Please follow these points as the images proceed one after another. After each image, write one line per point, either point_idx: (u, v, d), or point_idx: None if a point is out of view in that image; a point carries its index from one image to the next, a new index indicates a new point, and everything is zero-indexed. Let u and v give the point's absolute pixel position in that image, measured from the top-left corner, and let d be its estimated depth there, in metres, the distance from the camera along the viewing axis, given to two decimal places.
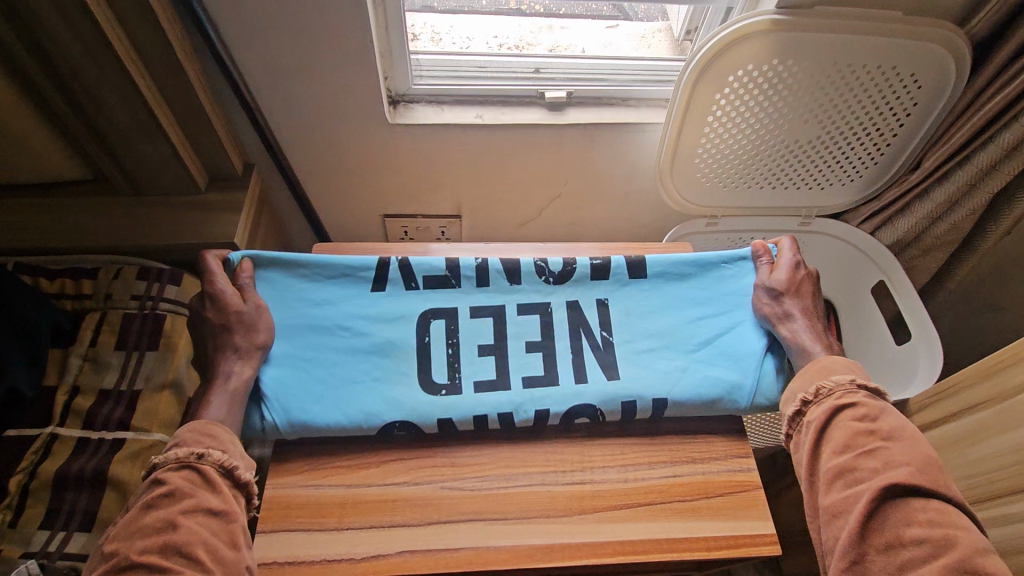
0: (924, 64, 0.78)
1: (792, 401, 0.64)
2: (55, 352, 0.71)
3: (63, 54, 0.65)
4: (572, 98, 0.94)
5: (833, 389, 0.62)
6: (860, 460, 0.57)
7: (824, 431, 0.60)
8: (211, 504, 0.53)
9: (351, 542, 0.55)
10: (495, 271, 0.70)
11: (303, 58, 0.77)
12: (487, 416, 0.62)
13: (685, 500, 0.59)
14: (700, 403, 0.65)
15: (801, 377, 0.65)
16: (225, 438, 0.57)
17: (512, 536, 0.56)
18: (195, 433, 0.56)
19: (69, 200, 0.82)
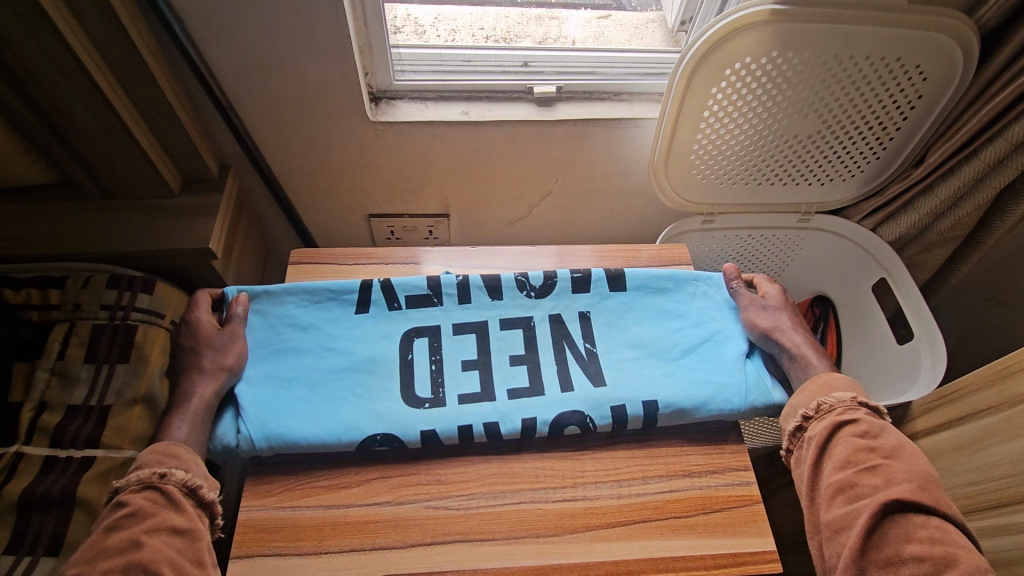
0: (930, 55, 0.75)
1: (792, 416, 0.62)
2: (21, 366, 0.68)
3: (16, 53, 0.61)
4: (562, 92, 0.90)
5: (834, 405, 0.60)
6: (861, 477, 0.55)
7: (825, 447, 0.59)
8: (175, 523, 0.50)
9: (331, 566, 0.53)
10: (476, 287, 0.68)
11: (278, 53, 0.74)
12: (474, 432, 0.59)
13: (682, 516, 0.57)
14: (687, 413, 0.62)
15: (800, 392, 0.63)
16: (188, 457, 0.54)
17: (501, 559, 0.53)
18: (157, 453, 0.54)
19: (38, 206, 0.78)
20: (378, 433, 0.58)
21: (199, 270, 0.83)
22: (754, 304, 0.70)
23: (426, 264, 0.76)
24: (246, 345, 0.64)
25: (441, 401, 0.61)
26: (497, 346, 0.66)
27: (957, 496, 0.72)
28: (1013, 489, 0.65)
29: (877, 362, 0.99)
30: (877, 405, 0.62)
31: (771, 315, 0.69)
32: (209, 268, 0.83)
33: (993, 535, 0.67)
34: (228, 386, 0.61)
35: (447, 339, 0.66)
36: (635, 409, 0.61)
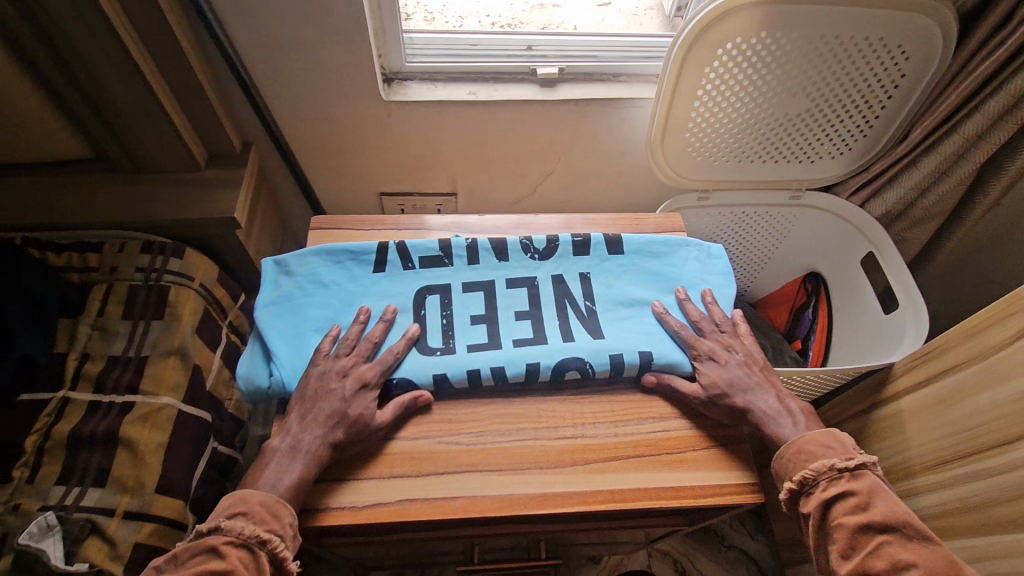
0: (911, 35, 0.79)
1: (781, 489, 0.59)
2: (65, 322, 0.74)
3: (61, 31, 0.66)
4: (564, 74, 0.95)
5: (816, 479, 0.56)
6: (870, 565, 0.51)
7: (823, 528, 0.55)
8: None
9: (354, 493, 0.58)
10: (484, 249, 0.74)
11: (299, 35, 0.79)
12: (482, 376, 0.64)
13: (672, 453, 0.62)
14: (680, 363, 0.67)
15: (781, 464, 0.60)
16: (288, 523, 0.53)
17: (507, 488, 0.58)
18: (264, 509, 0.52)
19: (78, 178, 0.84)
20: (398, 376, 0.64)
21: (224, 239, 0.89)
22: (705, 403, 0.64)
23: (434, 230, 0.81)
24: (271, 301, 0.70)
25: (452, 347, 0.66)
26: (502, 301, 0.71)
27: (937, 448, 0.76)
28: (983, 438, 0.70)
29: (865, 332, 1.03)
30: (858, 458, 0.57)
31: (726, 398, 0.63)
32: (233, 238, 0.89)
33: (965, 482, 0.71)
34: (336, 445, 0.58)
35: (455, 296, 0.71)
36: (632, 359, 0.66)
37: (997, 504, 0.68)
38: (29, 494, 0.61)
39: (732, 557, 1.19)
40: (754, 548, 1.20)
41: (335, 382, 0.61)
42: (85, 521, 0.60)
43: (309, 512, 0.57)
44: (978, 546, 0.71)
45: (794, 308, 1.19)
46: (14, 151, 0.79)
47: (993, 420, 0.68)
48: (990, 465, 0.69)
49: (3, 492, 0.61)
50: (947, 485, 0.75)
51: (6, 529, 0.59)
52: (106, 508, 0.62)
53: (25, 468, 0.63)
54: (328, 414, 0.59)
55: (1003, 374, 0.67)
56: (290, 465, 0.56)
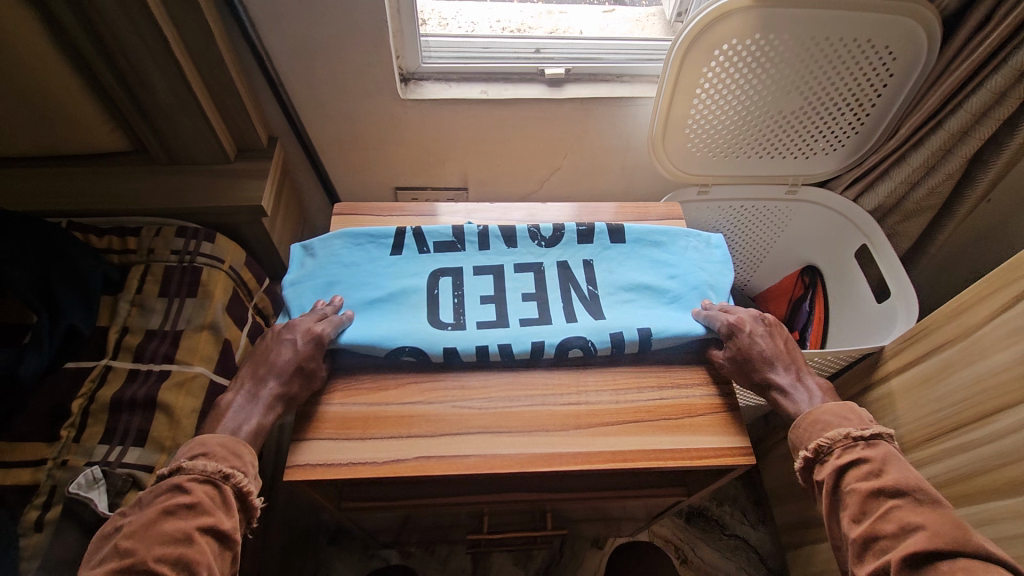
0: (898, 37, 0.84)
1: (797, 458, 0.61)
2: (106, 298, 0.81)
3: (113, 34, 0.73)
4: (570, 75, 1.01)
5: (829, 446, 0.59)
6: (880, 528, 0.52)
7: (836, 494, 0.57)
8: (226, 528, 0.52)
9: (374, 450, 0.62)
10: (494, 236, 0.80)
11: (324, 37, 0.85)
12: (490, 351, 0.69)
13: (670, 419, 0.66)
14: (678, 343, 0.72)
15: (797, 434, 0.62)
16: (249, 461, 0.57)
17: (516, 447, 0.63)
18: (224, 449, 0.56)
19: (117, 169, 0.91)
20: (410, 350, 0.68)
21: (250, 226, 0.95)
22: (723, 370, 0.70)
23: (446, 215, 0.87)
24: (298, 281, 0.76)
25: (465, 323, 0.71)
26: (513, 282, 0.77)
27: (926, 424, 0.80)
28: (967, 412, 0.73)
29: (860, 320, 1.08)
30: (875, 433, 0.58)
31: (743, 368, 0.69)
32: (259, 225, 0.95)
33: (952, 453, 0.75)
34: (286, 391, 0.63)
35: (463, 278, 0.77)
36: (631, 335, 0.71)
37: (983, 475, 0.72)
38: (76, 452, 0.68)
39: (733, 544, 1.23)
40: (755, 535, 1.24)
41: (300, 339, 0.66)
42: (128, 476, 0.66)
43: (308, 466, 0.61)
44: (967, 516, 0.74)
45: (792, 299, 1.23)
46: (60, 142, 0.86)
47: (976, 394, 0.72)
48: (976, 437, 0.72)
49: (52, 449, 0.68)
50: (937, 460, 0.78)
51: (55, 481, 0.66)
52: (146, 465, 0.68)
53: (71, 428, 0.69)
54: (283, 369, 0.64)
55: (985, 351, 0.71)
56: (250, 412, 0.61)
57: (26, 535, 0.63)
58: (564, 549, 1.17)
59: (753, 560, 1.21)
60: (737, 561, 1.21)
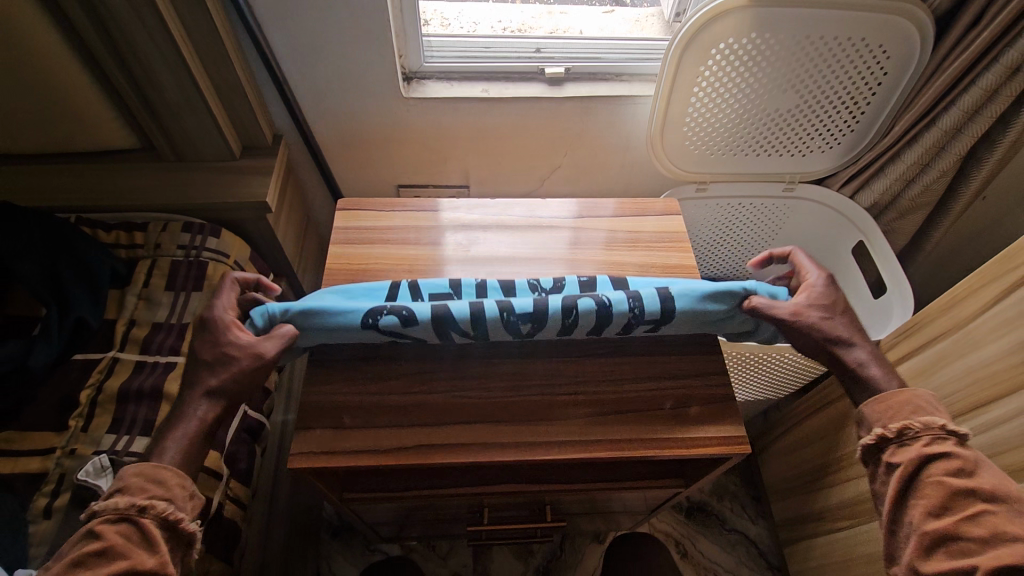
0: (892, 36, 0.86)
1: (868, 434, 0.60)
2: (114, 292, 0.82)
3: (122, 32, 0.74)
4: (570, 74, 1.03)
5: (919, 432, 0.57)
6: (963, 527, 0.53)
7: (913, 482, 0.56)
8: (145, 565, 0.50)
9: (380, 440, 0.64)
10: (494, 287, 0.77)
11: (328, 36, 0.87)
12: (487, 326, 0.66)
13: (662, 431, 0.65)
14: (696, 318, 0.68)
15: (877, 410, 0.60)
16: (170, 486, 0.54)
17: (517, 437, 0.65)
18: (139, 480, 0.54)
19: (123, 166, 0.93)
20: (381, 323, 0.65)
21: (255, 222, 0.97)
22: (807, 322, 0.65)
23: (447, 211, 0.90)
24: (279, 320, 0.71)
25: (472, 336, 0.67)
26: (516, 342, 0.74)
27: None
28: (960, 403, 0.75)
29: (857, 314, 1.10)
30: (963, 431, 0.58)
31: (825, 323, 0.65)
32: (263, 221, 0.97)
33: None
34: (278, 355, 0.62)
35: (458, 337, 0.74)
36: (651, 304, 0.67)
37: None
38: (84, 441, 0.69)
39: (733, 540, 1.24)
40: (754, 531, 1.24)
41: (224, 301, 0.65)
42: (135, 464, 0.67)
43: (316, 455, 0.63)
44: None
45: None
46: (69, 138, 0.88)
47: (968, 386, 0.73)
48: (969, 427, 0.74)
49: (61, 439, 0.69)
50: None
51: (63, 470, 0.67)
52: None
53: (80, 418, 0.71)
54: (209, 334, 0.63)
55: (976, 343, 0.72)
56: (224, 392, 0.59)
57: (36, 522, 0.64)
58: (564, 543, 1.18)
59: (752, 555, 1.22)
60: (736, 556, 1.22)
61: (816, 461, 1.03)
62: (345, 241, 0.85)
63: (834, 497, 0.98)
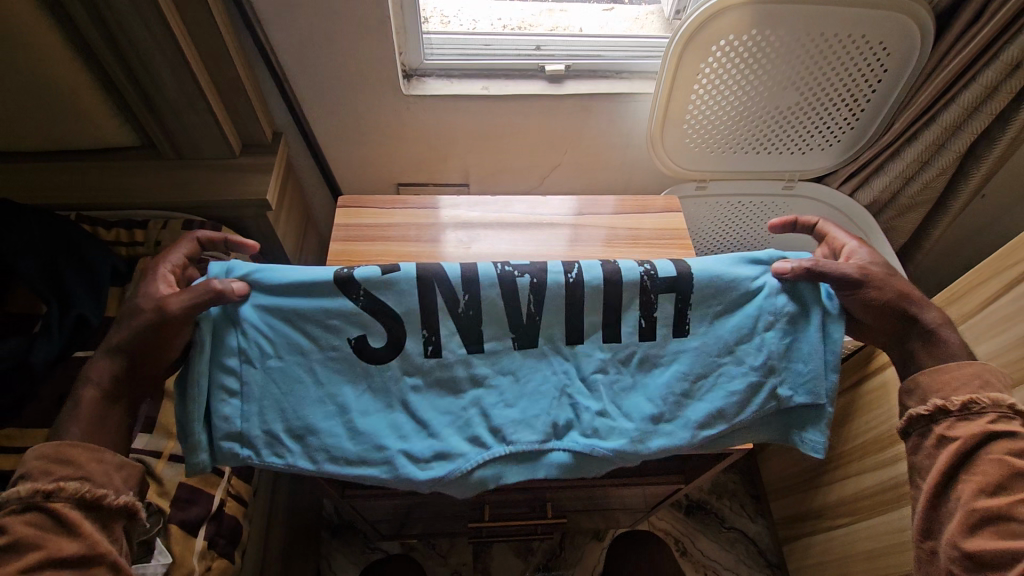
0: (891, 33, 0.86)
1: (929, 403, 0.59)
2: (114, 289, 0.82)
3: (123, 29, 0.74)
4: (570, 71, 1.03)
5: (987, 407, 0.57)
6: (1017, 509, 0.53)
7: (971, 457, 0.56)
8: (65, 550, 0.52)
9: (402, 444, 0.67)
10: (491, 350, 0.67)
11: (329, 34, 0.87)
12: (482, 288, 0.65)
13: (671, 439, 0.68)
14: (720, 289, 0.67)
15: (937, 379, 0.60)
16: (75, 468, 0.55)
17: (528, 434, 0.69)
18: (40, 467, 0.54)
19: (123, 163, 0.93)
20: (353, 273, 0.63)
21: (255, 220, 0.97)
22: (874, 274, 0.63)
23: (447, 207, 0.91)
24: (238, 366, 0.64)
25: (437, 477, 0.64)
26: (496, 460, 0.66)
27: None
28: None
29: None
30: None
31: (893, 279, 0.63)
32: (264, 219, 0.97)
33: None
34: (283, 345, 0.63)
35: (433, 396, 0.67)
36: (667, 271, 0.67)
37: None
38: None
39: (732, 537, 1.24)
40: (754, 529, 1.25)
41: (171, 257, 0.65)
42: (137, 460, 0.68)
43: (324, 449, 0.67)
44: None
45: None
46: (67, 136, 0.88)
47: None
48: None
49: None
50: None
51: None
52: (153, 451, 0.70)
53: None
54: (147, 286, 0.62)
55: (976, 338, 0.73)
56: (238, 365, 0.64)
57: None
58: (564, 541, 1.18)
59: (751, 553, 1.22)
60: (735, 553, 1.22)
61: (815, 459, 1.04)
62: (345, 238, 0.85)
63: (834, 493, 0.99)
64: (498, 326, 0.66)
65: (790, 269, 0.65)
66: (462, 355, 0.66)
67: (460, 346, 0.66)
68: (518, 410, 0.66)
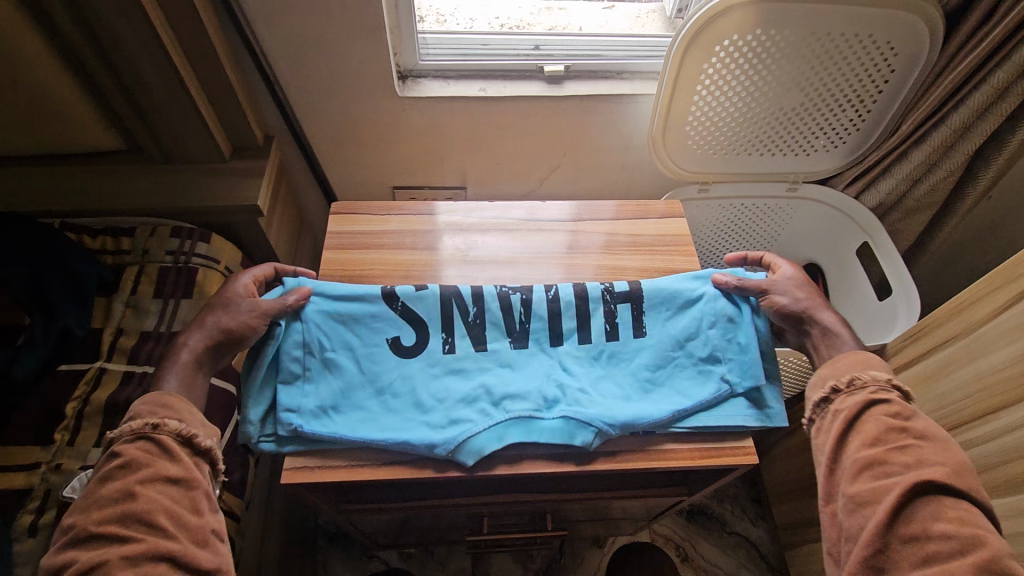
0: (900, 32, 0.83)
1: (822, 387, 0.67)
2: (100, 299, 0.80)
3: (106, 29, 0.72)
4: (570, 72, 1.00)
5: (868, 381, 0.64)
6: (890, 455, 0.58)
7: (853, 422, 0.62)
8: (170, 472, 0.58)
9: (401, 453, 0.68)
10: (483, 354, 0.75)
11: (320, 35, 0.84)
12: (484, 298, 0.77)
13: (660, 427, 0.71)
14: (668, 298, 0.79)
15: (829, 366, 0.68)
16: (179, 410, 0.62)
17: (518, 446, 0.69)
18: (151, 407, 0.62)
19: (110, 167, 0.90)
20: (395, 289, 0.76)
21: (246, 225, 0.95)
22: (780, 285, 0.76)
23: (443, 213, 0.88)
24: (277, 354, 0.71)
25: (450, 441, 0.65)
26: (499, 427, 0.69)
27: None
28: (968, 411, 0.73)
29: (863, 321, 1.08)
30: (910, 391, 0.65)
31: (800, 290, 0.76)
32: (255, 224, 0.94)
33: None
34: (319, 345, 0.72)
35: (447, 384, 0.73)
36: (623, 287, 0.80)
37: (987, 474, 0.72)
38: (69, 456, 0.68)
39: (734, 543, 1.22)
40: (755, 534, 1.23)
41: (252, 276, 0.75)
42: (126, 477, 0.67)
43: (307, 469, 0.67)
44: None
45: None
46: (49, 139, 0.85)
47: (980, 394, 0.72)
48: (984, 435, 0.72)
49: (45, 453, 0.68)
50: None
51: (48, 485, 0.66)
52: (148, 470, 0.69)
53: (65, 431, 0.69)
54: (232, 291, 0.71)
55: (987, 347, 0.70)
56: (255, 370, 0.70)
57: (20, 540, 0.63)
58: (564, 550, 1.16)
59: (753, 559, 1.20)
60: (737, 560, 1.20)
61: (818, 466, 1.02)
62: (339, 247, 0.83)
63: None
64: (495, 329, 0.77)
65: (727, 278, 0.78)
66: (470, 352, 0.75)
67: (469, 346, 0.75)
68: (514, 388, 0.72)
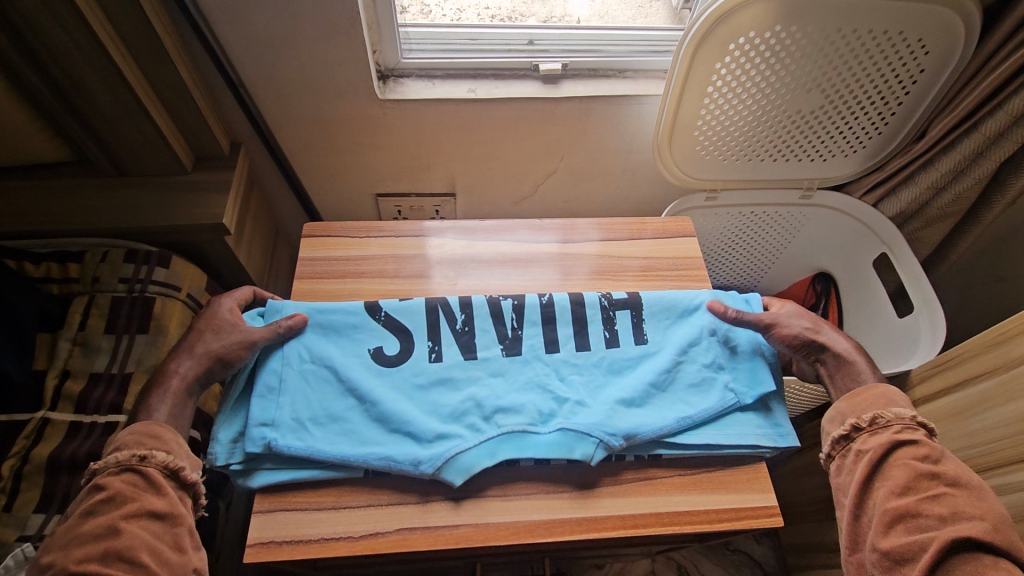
0: (933, 29, 0.75)
1: (842, 424, 0.63)
2: (43, 335, 0.75)
3: (36, 29, 0.63)
4: (568, 70, 0.91)
5: (893, 420, 0.60)
6: (923, 506, 0.54)
7: (879, 465, 0.58)
8: (154, 505, 0.54)
9: (381, 492, 0.61)
10: (466, 376, 0.67)
11: (287, 32, 0.75)
12: (473, 307, 0.71)
13: (667, 451, 0.64)
14: (670, 306, 0.74)
15: (848, 403, 0.64)
16: (167, 439, 0.58)
17: (506, 478, 0.63)
18: (136, 434, 0.58)
19: (57, 182, 0.81)
20: (380, 302, 0.71)
21: (211, 244, 0.86)
22: (783, 315, 0.70)
23: (434, 237, 0.81)
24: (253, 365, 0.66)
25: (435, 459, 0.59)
26: (491, 443, 0.63)
27: None
28: (1004, 451, 0.67)
29: (880, 338, 1.00)
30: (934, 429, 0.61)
31: (804, 318, 0.70)
32: (222, 244, 0.86)
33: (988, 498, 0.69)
34: (302, 358, 0.67)
35: (433, 399, 0.66)
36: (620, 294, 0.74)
37: None
38: (6, 523, 0.64)
39: (737, 561, 1.17)
40: (759, 551, 1.18)
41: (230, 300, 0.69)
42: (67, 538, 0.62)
43: (275, 542, 0.58)
44: None
45: None
46: None
47: (1017, 435, 0.65)
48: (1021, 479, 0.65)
49: None
50: None
51: None
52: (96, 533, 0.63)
53: (2, 495, 0.65)
54: (217, 307, 0.66)
55: None
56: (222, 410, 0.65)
57: None
58: None
59: None
60: None
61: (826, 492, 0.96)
62: (313, 275, 0.76)
63: None
64: (485, 339, 0.70)
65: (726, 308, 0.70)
66: (457, 363, 0.68)
67: (457, 355, 0.69)
68: (507, 401, 0.65)
